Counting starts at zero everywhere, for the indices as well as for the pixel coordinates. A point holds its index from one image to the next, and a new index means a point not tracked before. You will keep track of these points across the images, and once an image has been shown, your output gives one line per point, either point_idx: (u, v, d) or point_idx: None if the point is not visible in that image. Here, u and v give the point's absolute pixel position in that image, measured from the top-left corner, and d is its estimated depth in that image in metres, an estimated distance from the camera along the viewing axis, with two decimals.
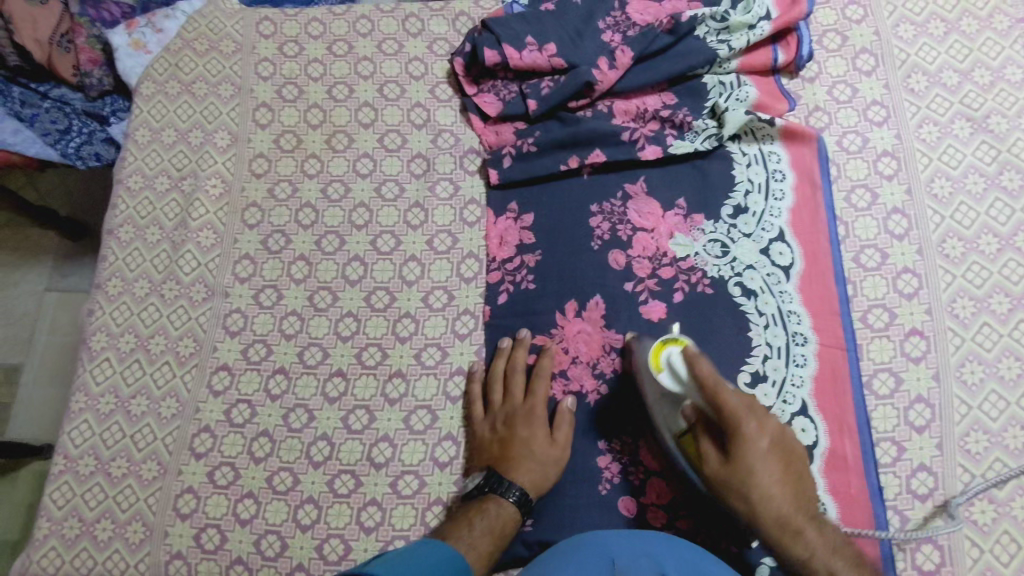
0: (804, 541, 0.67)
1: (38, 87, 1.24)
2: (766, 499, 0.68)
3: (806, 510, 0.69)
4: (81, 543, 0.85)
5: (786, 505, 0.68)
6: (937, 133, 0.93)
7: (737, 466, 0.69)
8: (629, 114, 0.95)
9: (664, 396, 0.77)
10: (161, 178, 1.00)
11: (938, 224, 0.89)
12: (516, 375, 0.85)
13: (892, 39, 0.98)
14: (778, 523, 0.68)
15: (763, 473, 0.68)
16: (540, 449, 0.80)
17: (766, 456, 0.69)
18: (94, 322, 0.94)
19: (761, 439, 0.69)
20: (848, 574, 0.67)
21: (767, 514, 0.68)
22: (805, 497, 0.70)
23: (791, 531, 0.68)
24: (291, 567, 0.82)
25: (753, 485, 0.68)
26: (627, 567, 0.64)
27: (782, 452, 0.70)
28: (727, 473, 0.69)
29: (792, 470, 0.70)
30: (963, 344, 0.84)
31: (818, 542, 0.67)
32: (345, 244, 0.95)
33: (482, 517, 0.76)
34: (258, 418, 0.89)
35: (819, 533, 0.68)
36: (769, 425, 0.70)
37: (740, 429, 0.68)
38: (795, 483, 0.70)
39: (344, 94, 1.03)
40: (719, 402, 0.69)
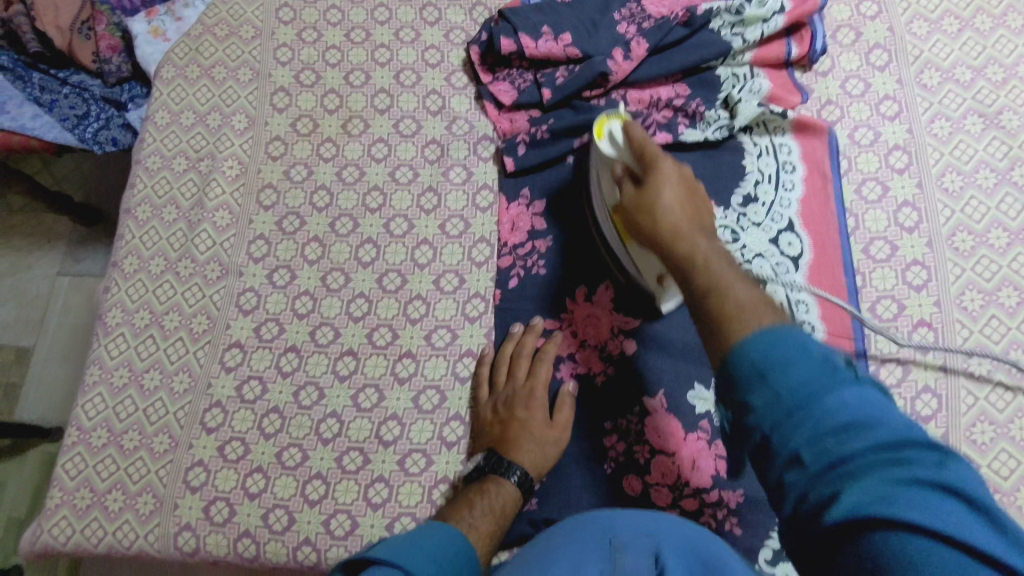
0: (689, 244, 0.62)
1: (59, 73, 1.26)
2: (661, 197, 0.66)
3: (698, 227, 0.64)
4: (91, 514, 0.86)
5: (680, 218, 0.64)
6: (948, 128, 0.93)
7: (645, 190, 0.68)
8: (643, 103, 0.96)
9: (604, 171, 0.81)
10: (179, 159, 1.02)
11: (948, 218, 0.89)
12: (522, 358, 0.86)
13: (905, 35, 0.98)
14: (671, 230, 0.64)
15: (663, 191, 0.66)
16: (540, 431, 0.81)
17: (674, 183, 0.67)
18: (110, 297, 0.96)
19: (672, 174, 0.68)
20: (737, 283, 0.57)
21: (661, 225, 0.65)
22: (701, 224, 0.65)
23: (677, 238, 0.63)
24: (298, 542, 0.83)
25: (652, 207, 0.66)
26: (623, 544, 0.60)
27: (692, 192, 0.68)
28: (636, 196, 0.68)
29: (698, 206, 0.67)
30: (971, 336, 0.84)
31: (706, 248, 0.61)
32: (359, 226, 0.96)
33: (481, 498, 0.76)
34: (269, 395, 0.90)
35: (707, 244, 0.62)
36: (679, 166, 0.70)
37: (655, 168, 0.69)
38: (693, 208, 0.66)
39: (361, 80, 1.04)
40: (642, 149, 0.71)
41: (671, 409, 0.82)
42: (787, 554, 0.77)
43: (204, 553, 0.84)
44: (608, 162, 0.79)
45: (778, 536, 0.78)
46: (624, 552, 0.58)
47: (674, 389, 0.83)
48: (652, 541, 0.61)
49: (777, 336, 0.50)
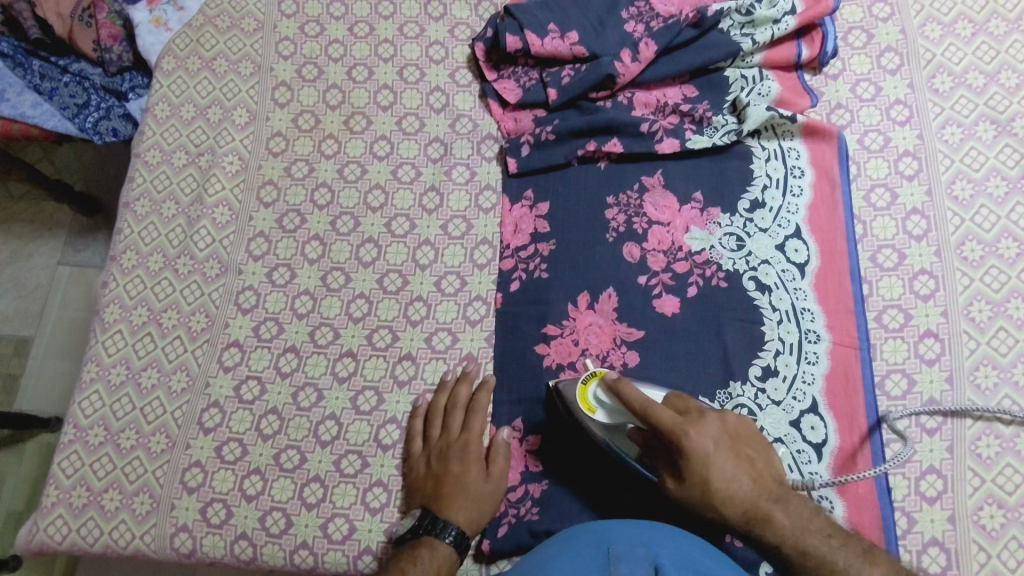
0: (771, 524, 0.67)
1: (59, 61, 1.25)
2: (730, 495, 0.68)
3: (768, 492, 0.69)
4: (88, 513, 0.86)
5: (746, 490, 0.68)
6: (959, 135, 0.92)
7: (692, 477, 0.68)
8: (649, 106, 0.94)
9: (615, 430, 0.76)
10: (179, 154, 1.01)
11: (957, 227, 0.88)
12: (454, 411, 0.84)
13: (918, 38, 0.97)
14: (746, 518, 0.68)
15: (718, 465, 0.68)
16: (475, 484, 0.79)
17: (722, 450, 0.68)
18: (108, 294, 0.95)
19: (710, 443, 0.68)
20: (848, 555, 0.66)
21: (733, 515, 0.68)
22: (768, 480, 0.69)
23: (760, 519, 0.68)
24: (295, 545, 0.82)
25: (712, 491, 0.68)
26: (621, 553, 0.63)
27: (734, 442, 0.70)
28: (682, 488, 0.69)
29: (746, 453, 0.70)
30: (978, 348, 0.83)
31: (787, 521, 0.67)
32: (360, 225, 0.95)
33: (415, 568, 0.73)
34: (267, 396, 0.89)
35: (785, 512, 0.68)
36: (708, 426, 0.69)
37: (683, 444, 0.68)
38: (751, 467, 0.69)
39: (364, 76, 1.02)
40: (660, 425, 0.69)
41: None
42: None
43: (200, 554, 0.84)
44: (615, 430, 0.76)
45: None
46: (620, 563, 0.61)
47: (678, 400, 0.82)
48: (649, 553, 0.63)
49: None
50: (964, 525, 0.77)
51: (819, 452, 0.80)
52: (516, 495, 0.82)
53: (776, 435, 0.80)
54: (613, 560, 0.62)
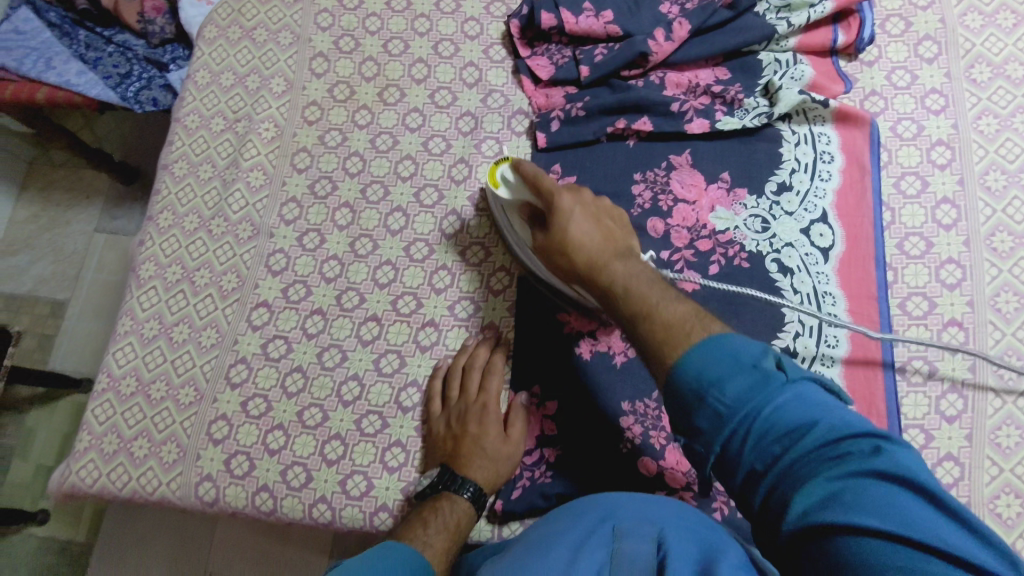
0: (608, 272, 0.70)
1: (104, 32, 1.29)
2: (580, 249, 0.73)
3: (616, 255, 0.72)
4: (117, 459, 0.89)
5: (596, 247, 0.73)
6: (995, 125, 0.91)
7: (555, 231, 0.75)
8: (681, 87, 0.95)
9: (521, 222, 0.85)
10: (217, 119, 1.03)
11: (988, 217, 0.87)
12: (474, 371, 0.86)
13: (957, 27, 0.96)
14: (591, 264, 0.72)
15: (575, 224, 0.74)
16: (492, 446, 0.82)
17: (584, 213, 0.75)
18: (144, 251, 0.98)
19: (572, 205, 0.75)
20: (667, 300, 0.63)
21: (579, 261, 0.73)
22: (618, 245, 0.73)
23: (598, 267, 0.71)
24: (314, 499, 0.84)
25: (563, 237, 0.74)
26: (627, 531, 0.63)
27: (602, 217, 0.76)
28: (547, 243, 0.77)
29: (608, 226, 0.75)
30: (1003, 339, 0.82)
31: (624, 273, 0.69)
32: (390, 194, 0.97)
33: (434, 516, 0.76)
34: (293, 355, 0.91)
35: (624, 264, 0.70)
36: (580, 198, 0.77)
37: (555, 201, 0.76)
38: (608, 234, 0.74)
39: (399, 49, 1.04)
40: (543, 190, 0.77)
41: None
42: None
43: (222, 504, 0.86)
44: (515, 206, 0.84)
45: None
46: (625, 540, 0.62)
47: None
48: (657, 529, 0.63)
49: (710, 347, 0.56)
50: (979, 513, 0.77)
51: None
52: (531, 459, 0.84)
53: None
54: (618, 538, 0.62)
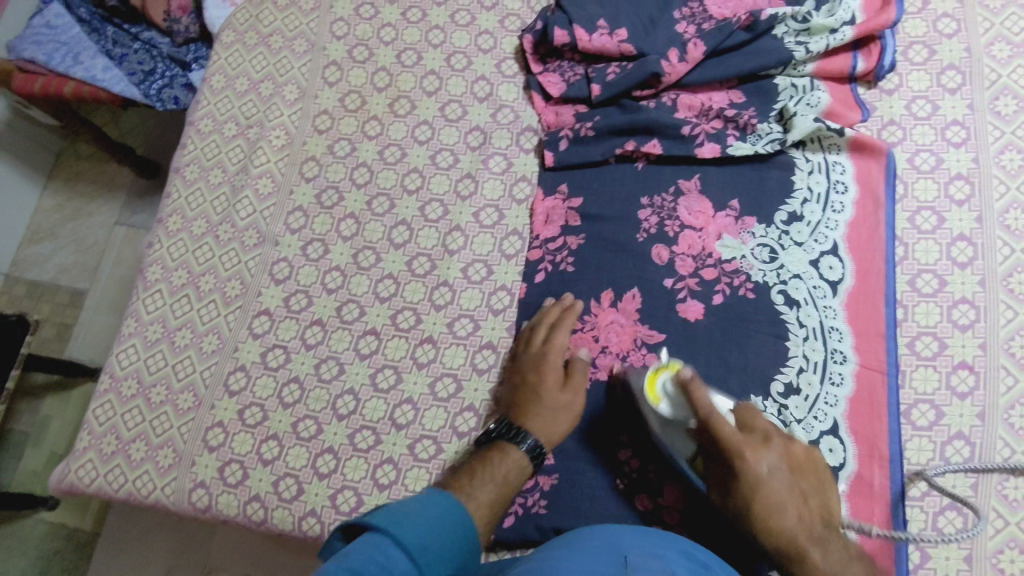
0: (808, 561, 0.65)
1: (131, 29, 1.30)
2: (774, 524, 0.66)
3: (815, 531, 0.66)
4: (115, 460, 0.90)
5: (792, 521, 0.66)
6: (1019, 161, 0.88)
7: (736, 492, 0.69)
8: (693, 109, 0.93)
9: (669, 428, 0.78)
10: (229, 125, 1.04)
11: (1006, 257, 0.84)
12: (540, 327, 0.85)
13: (984, 57, 0.92)
14: (784, 547, 0.66)
15: (769, 486, 0.67)
16: (551, 397, 0.81)
17: (779, 475, 0.68)
18: (152, 254, 0.99)
19: (761, 465, 0.68)
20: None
21: (775, 541, 0.66)
22: (819, 521, 0.67)
23: (795, 554, 0.65)
24: (304, 512, 0.84)
25: (757, 514, 0.67)
26: (637, 563, 0.60)
27: (794, 471, 0.69)
28: (726, 503, 0.70)
29: (803, 484, 0.68)
30: (1016, 385, 0.79)
31: (823, 563, 0.64)
32: (395, 207, 0.97)
33: (487, 464, 0.75)
34: (291, 365, 0.92)
35: (826, 553, 0.65)
36: (771, 450, 0.69)
37: (738, 458, 0.68)
38: (803, 495, 0.68)
39: (412, 61, 1.04)
40: (716, 432, 0.69)
41: None
42: None
43: (215, 511, 0.87)
44: (671, 424, 0.77)
45: None
46: (638, 570, 0.58)
47: None
48: (666, 565, 0.61)
49: None
50: (981, 568, 0.74)
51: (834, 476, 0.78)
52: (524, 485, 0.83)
53: None
54: (630, 568, 0.59)
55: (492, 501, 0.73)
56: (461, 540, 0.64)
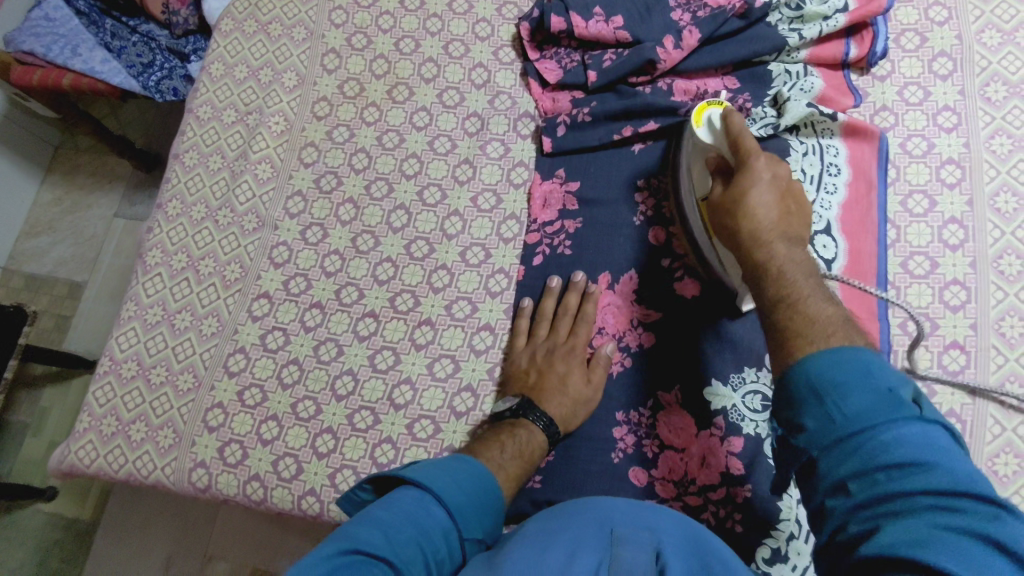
0: (769, 251, 0.63)
1: (129, 21, 1.32)
2: (751, 213, 0.66)
3: (785, 234, 0.65)
4: (116, 441, 0.91)
5: (766, 220, 0.65)
6: (1009, 145, 0.89)
7: (735, 185, 0.69)
8: (689, 94, 0.94)
9: (699, 155, 0.81)
10: (228, 111, 1.05)
11: (996, 239, 0.85)
12: (566, 315, 0.87)
13: (974, 44, 0.94)
14: (749, 240, 0.65)
15: (759, 189, 0.67)
16: (575, 387, 0.83)
17: (772, 183, 0.67)
18: (152, 238, 1.00)
19: (765, 174, 0.68)
20: (819, 297, 0.58)
21: (745, 228, 0.66)
22: (793, 233, 0.66)
23: (758, 241, 0.65)
24: (303, 491, 0.85)
25: (742, 196, 0.67)
26: (625, 535, 0.62)
27: (787, 196, 0.68)
28: (724, 196, 0.70)
29: (790, 209, 0.67)
30: (1006, 364, 0.81)
31: (781, 256, 0.63)
32: (393, 192, 0.98)
33: (512, 441, 0.78)
34: (290, 346, 0.92)
35: (789, 251, 0.63)
36: (783, 167, 0.69)
37: (749, 159, 0.69)
38: (786, 214, 0.67)
39: (410, 48, 1.05)
40: (740, 145, 0.71)
41: (685, 404, 0.81)
42: (785, 554, 0.74)
43: (215, 490, 0.87)
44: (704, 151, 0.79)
45: (777, 535, 0.75)
46: (624, 544, 0.60)
47: (689, 385, 0.82)
48: (654, 537, 0.63)
49: (844, 362, 0.50)
50: None
51: None
52: None
53: None
54: (616, 541, 0.61)
55: (515, 471, 0.76)
56: (490, 503, 0.69)
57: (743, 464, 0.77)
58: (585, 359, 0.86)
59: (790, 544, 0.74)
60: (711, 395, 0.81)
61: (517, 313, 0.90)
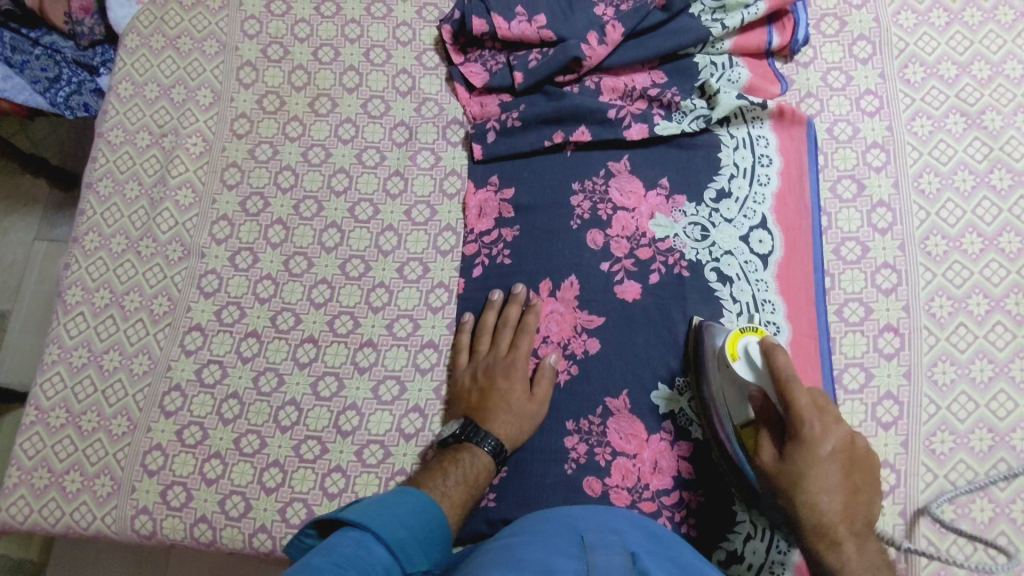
0: (838, 552, 0.64)
1: (30, 33, 1.20)
2: (817, 501, 0.64)
3: (852, 517, 0.64)
4: (49, 494, 0.86)
5: (839, 529, 0.64)
6: (929, 127, 0.91)
7: (790, 460, 0.65)
8: (617, 92, 0.93)
9: (731, 388, 0.74)
10: (142, 134, 0.99)
11: (922, 221, 0.87)
12: (505, 329, 0.86)
13: (891, 26, 0.95)
14: (817, 528, 0.64)
15: (817, 472, 0.64)
16: (518, 402, 0.82)
17: (832, 458, 0.64)
18: (70, 276, 0.94)
19: (826, 446, 0.64)
20: None
21: (809, 521, 0.64)
22: (858, 521, 0.64)
23: (829, 540, 0.64)
24: (254, 528, 0.83)
25: (803, 485, 0.64)
26: (592, 543, 0.61)
27: (850, 469, 0.65)
28: (778, 466, 0.66)
29: (854, 484, 0.65)
30: (938, 344, 0.83)
31: (857, 561, 0.63)
32: (323, 209, 0.94)
33: (456, 467, 0.78)
34: (228, 380, 0.89)
35: (859, 550, 0.64)
36: (839, 432, 0.65)
37: (802, 431, 0.65)
38: (852, 499, 0.64)
39: (330, 57, 1.01)
40: (789, 399, 0.66)
41: (635, 410, 0.82)
42: (741, 556, 0.77)
43: (160, 536, 0.84)
44: (740, 386, 0.73)
45: (733, 538, 0.78)
46: (593, 552, 0.59)
47: (637, 391, 0.83)
48: (620, 543, 0.61)
49: None
50: (914, 521, 0.78)
51: None
52: None
53: None
54: (585, 549, 0.59)
55: (462, 497, 0.76)
56: (435, 533, 0.70)
57: (694, 469, 0.80)
58: (528, 371, 0.85)
59: (746, 545, 0.77)
60: (660, 400, 0.82)
61: (456, 330, 0.89)
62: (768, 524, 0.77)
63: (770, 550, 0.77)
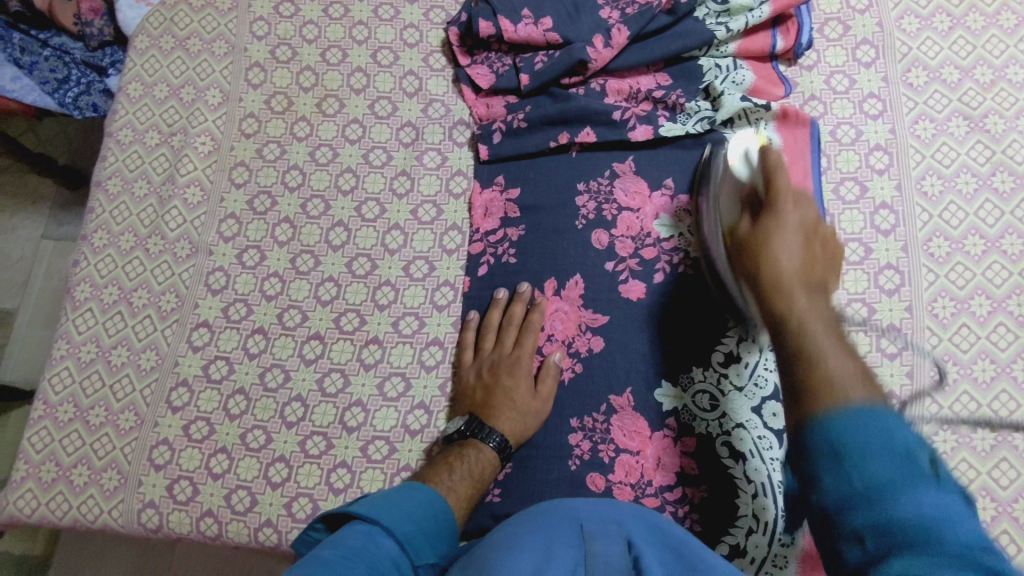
0: (788, 300, 0.57)
1: (40, 34, 1.21)
2: (774, 251, 0.61)
3: (807, 280, 0.59)
4: (57, 487, 0.87)
5: (789, 267, 0.60)
6: (932, 130, 0.92)
7: (759, 226, 0.65)
8: (622, 94, 0.94)
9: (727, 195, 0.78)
10: (151, 133, 1.00)
11: (925, 222, 0.88)
12: (510, 326, 0.87)
13: (894, 31, 0.96)
14: (769, 287, 0.59)
15: (780, 237, 0.62)
16: (523, 399, 0.83)
17: (797, 230, 0.63)
18: (79, 272, 0.95)
19: (793, 218, 0.64)
20: (836, 351, 0.51)
21: (765, 273, 0.60)
22: (817, 278, 0.59)
23: (782, 291, 0.58)
24: (259, 522, 0.83)
25: (765, 243, 0.62)
26: (595, 532, 0.61)
27: (813, 243, 0.63)
28: (749, 230, 0.66)
29: (816, 254, 0.62)
30: (940, 344, 0.84)
31: (806, 307, 0.55)
32: (330, 208, 0.95)
33: (461, 462, 0.78)
34: (235, 376, 0.90)
35: (810, 301, 0.56)
36: (807, 211, 0.65)
37: (773, 204, 0.65)
38: (810, 262, 0.61)
39: (337, 58, 1.02)
40: (771, 181, 0.67)
41: (639, 407, 0.83)
42: (744, 550, 0.77)
43: (167, 529, 0.85)
44: (734, 184, 0.77)
45: (735, 532, 0.78)
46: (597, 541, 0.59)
47: (640, 388, 0.83)
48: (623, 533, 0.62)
49: (862, 425, 0.45)
50: None
51: (779, 438, 0.80)
52: None
53: (741, 420, 0.81)
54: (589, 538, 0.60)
55: (467, 492, 0.77)
56: (441, 527, 0.70)
57: (696, 464, 0.80)
58: (533, 368, 0.86)
59: (748, 539, 0.77)
60: (663, 395, 0.83)
61: (460, 328, 0.90)
62: (770, 519, 0.77)
63: (773, 544, 0.77)
